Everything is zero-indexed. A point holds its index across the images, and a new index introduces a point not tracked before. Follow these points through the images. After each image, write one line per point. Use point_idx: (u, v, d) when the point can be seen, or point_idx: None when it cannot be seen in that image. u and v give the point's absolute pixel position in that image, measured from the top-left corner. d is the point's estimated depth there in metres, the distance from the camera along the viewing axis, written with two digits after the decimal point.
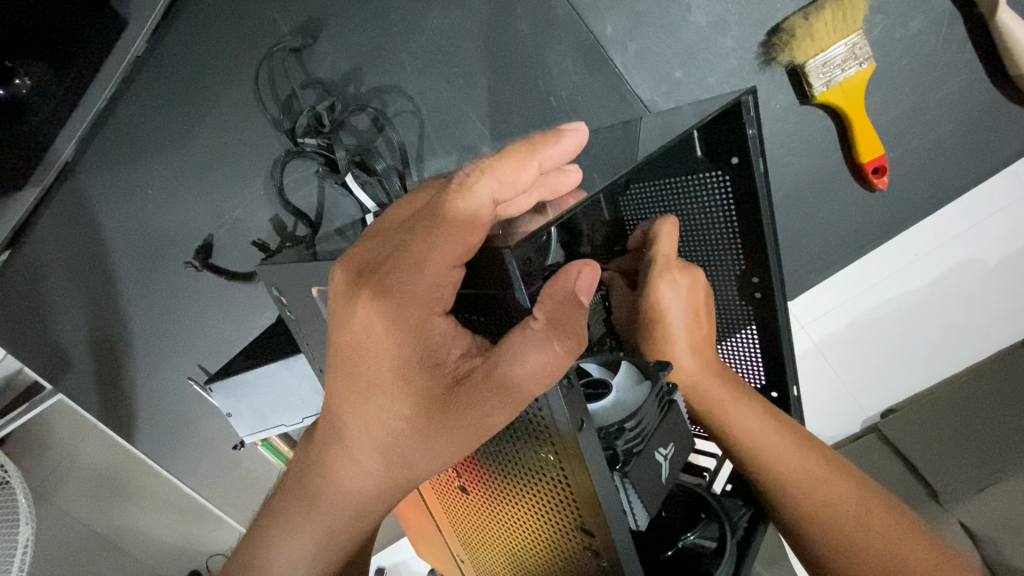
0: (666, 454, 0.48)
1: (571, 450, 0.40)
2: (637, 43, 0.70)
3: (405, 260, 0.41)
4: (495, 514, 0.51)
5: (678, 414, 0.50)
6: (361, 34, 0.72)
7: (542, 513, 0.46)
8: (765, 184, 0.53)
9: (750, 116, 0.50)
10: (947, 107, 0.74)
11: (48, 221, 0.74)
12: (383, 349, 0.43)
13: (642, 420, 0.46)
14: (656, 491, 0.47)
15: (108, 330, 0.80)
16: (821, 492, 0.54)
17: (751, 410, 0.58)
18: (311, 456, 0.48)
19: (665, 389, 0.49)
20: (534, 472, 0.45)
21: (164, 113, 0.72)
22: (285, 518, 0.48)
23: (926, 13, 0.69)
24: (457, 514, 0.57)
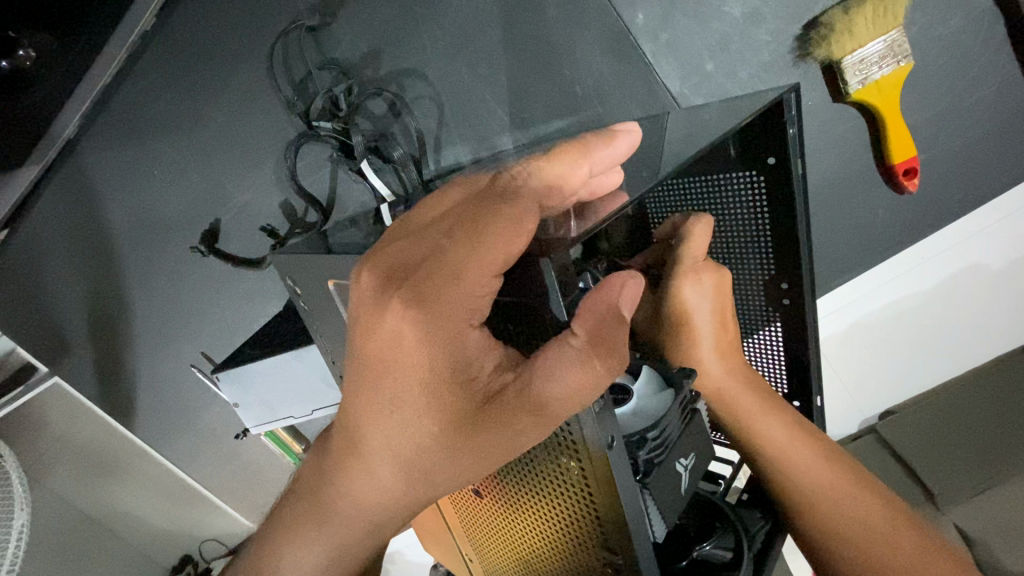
0: (688, 465, 0.46)
1: (599, 466, 0.38)
2: (668, 32, 0.67)
3: (442, 267, 0.39)
4: (511, 520, 0.50)
5: (701, 424, 0.48)
6: (381, 14, 0.69)
7: (562, 525, 0.45)
8: (803, 188, 0.51)
9: (792, 115, 0.48)
10: (982, 109, 0.72)
11: (49, 200, 0.71)
12: (409, 365, 0.40)
13: (665, 430, 0.44)
14: (677, 503, 0.46)
15: (108, 314, 0.78)
16: (848, 508, 0.54)
17: (778, 425, 0.56)
18: (326, 464, 0.46)
19: (689, 397, 0.48)
20: (554, 483, 0.43)
21: (172, 92, 0.69)
22: (298, 524, 0.47)
23: (966, 11, 0.66)
24: (469, 516, 0.55)
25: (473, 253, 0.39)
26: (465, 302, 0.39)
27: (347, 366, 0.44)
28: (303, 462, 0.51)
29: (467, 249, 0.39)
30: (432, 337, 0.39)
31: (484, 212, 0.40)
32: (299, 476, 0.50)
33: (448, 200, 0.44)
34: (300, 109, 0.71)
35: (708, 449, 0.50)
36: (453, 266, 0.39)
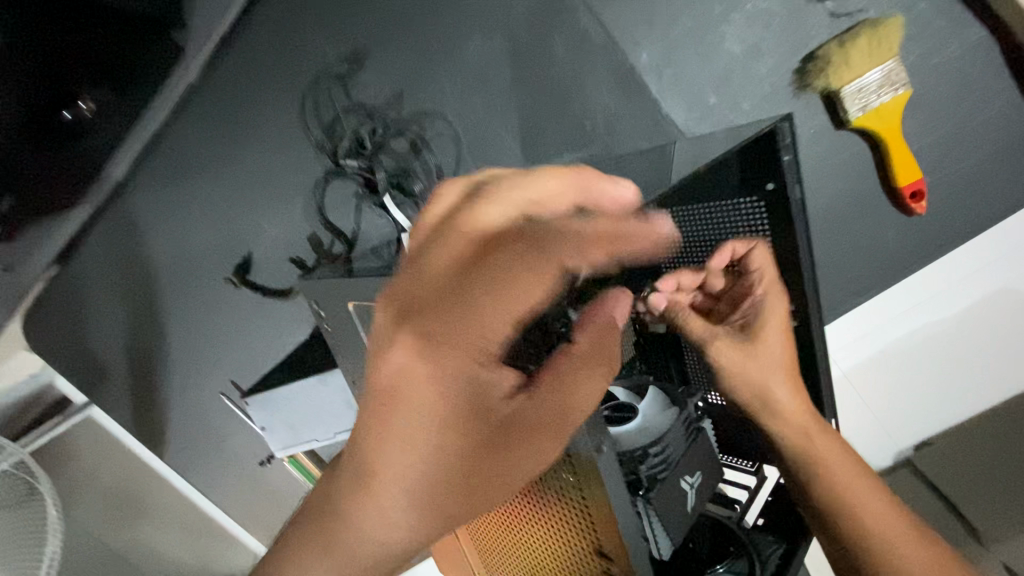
0: (694, 483, 0.47)
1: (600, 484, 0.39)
2: (673, 69, 0.68)
3: (466, 293, 0.40)
4: (517, 532, 0.50)
5: (706, 443, 0.49)
6: (403, 61, 0.74)
7: (562, 535, 0.46)
8: (802, 212, 0.52)
9: (786, 141, 0.50)
10: (1001, 130, 0.68)
11: (95, 238, 0.78)
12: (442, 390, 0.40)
13: (667, 446, 0.45)
14: (682, 520, 0.47)
15: (143, 342, 0.83)
16: (913, 553, 0.49)
17: (830, 452, 0.53)
18: (336, 499, 0.43)
19: (692, 414, 0.49)
20: (553, 492, 0.45)
21: (209, 138, 0.76)
22: (303, 573, 0.42)
23: (960, 40, 0.64)
24: (481, 532, 0.56)
25: (505, 286, 0.40)
26: (488, 332, 0.40)
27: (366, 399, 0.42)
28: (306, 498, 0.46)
29: (497, 277, 0.40)
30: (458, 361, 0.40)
31: (515, 244, 0.41)
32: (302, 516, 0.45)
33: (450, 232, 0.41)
34: (328, 147, 0.77)
35: (716, 470, 0.50)
36: (479, 296, 0.40)
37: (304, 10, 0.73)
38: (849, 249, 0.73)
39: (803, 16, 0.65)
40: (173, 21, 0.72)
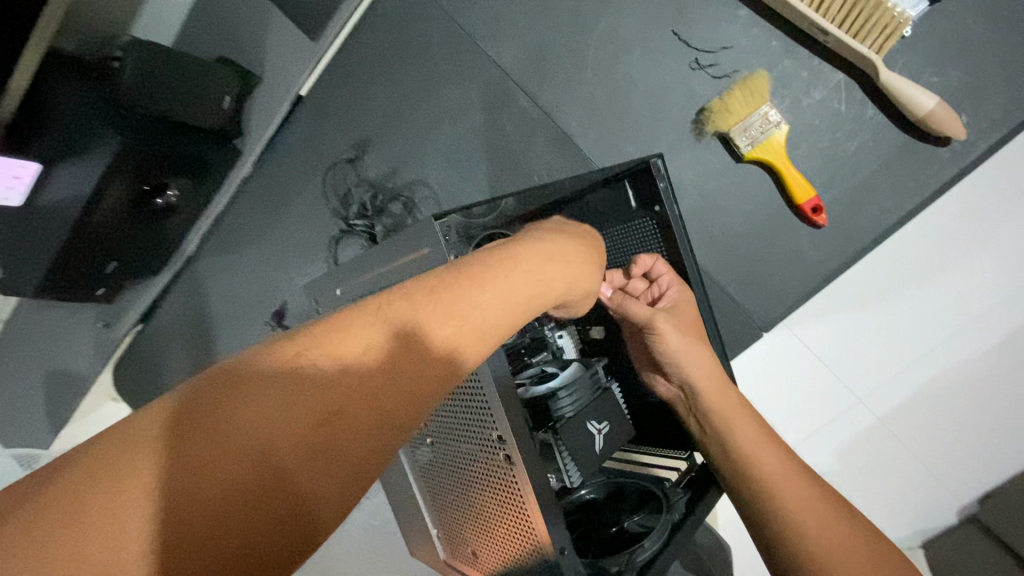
0: (602, 429, 0.59)
1: (498, 409, 0.51)
2: (595, 130, 0.88)
3: (473, 267, 0.46)
4: (463, 474, 0.58)
5: (613, 400, 0.61)
6: (396, 146, 0.97)
7: (490, 466, 0.54)
8: (682, 226, 0.66)
9: (660, 172, 0.66)
10: (888, 154, 0.79)
11: (175, 294, 1.12)
12: (443, 323, 0.41)
13: (575, 392, 0.60)
14: (590, 458, 0.57)
15: (200, 370, 1.11)
16: (789, 496, 0.56)
17: (738, 415, 0.61)
18: (217, 400, 0.35)
19: (600, 379, 0.64)
20: (478, 424, 0.54)
21: (258, 215, 1.05)
22: (109, 496, 0.31)
23: (824, 85, 0.80)
24: (436, 487, 0.62)
25: (510, 266, 0.48)
26: (478, 295, 0.44)
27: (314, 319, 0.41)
28: (139, 419, 0.34)
29: (506, 264, 0.48)
30: (446, 309, 0.42)
31: (527, 247, 0.51)
32: (130, 435, 0.33)
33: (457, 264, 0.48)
34: (342, 213, 0.99)
35: (628, 428, 0.62)
36: (479, 268, 0.46)
37: (328, 117, 1.00)
38: (770, 261, 0.84)
39: (691, 80, 0.83)
40: (233, 132, 0.97)
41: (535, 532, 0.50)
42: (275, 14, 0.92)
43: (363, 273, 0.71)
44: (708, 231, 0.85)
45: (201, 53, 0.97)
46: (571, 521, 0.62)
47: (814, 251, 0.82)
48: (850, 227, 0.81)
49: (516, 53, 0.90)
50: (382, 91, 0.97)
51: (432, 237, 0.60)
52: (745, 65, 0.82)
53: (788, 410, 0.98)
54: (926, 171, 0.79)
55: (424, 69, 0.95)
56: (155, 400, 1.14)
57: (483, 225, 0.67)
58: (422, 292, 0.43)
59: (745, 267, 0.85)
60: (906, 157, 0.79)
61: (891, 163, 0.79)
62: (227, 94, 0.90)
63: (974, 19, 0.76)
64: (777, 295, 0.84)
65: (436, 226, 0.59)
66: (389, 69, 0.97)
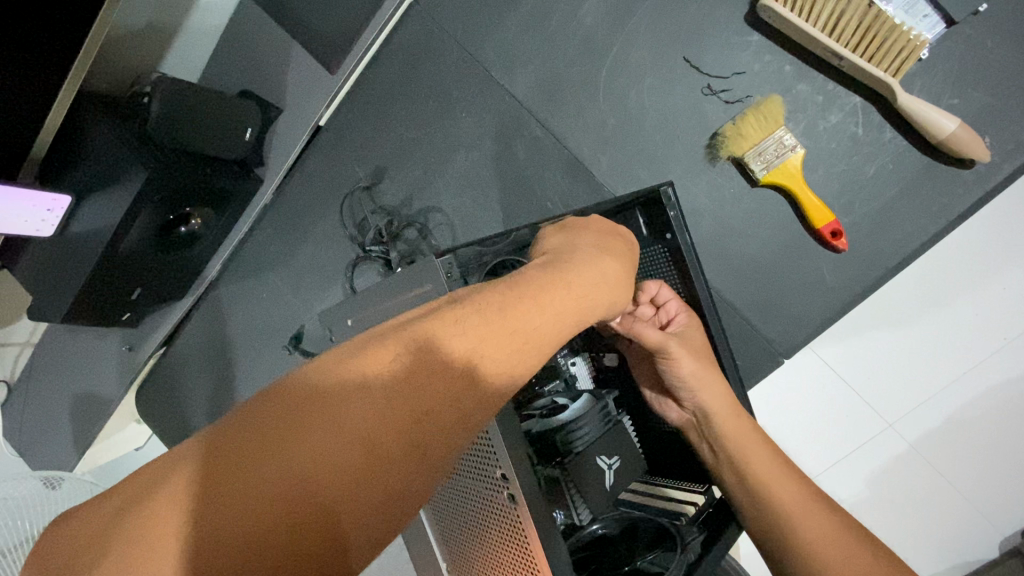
0: (612, 464, 0.58)
1: (501, 448, 0.51)
2: (608, 157, 0.88)
3: (521, 290, 0.47)
4: (474, 514, 0.56)
5: (625, 434, 0.60)
6: (412, 173, 0.99)
7: (497, 507, 0.53)
8: (693, 254, 0.66)
9: (671, 201, 0.66)
10: (908, 177, 0.78)
11: (197, 319, 1.15)
12: (489, 346, 0.43)
13: (584, 427, 0.60)
14: (599, 494, 0.57)
15: (220, 394, 1.13)
16: (807, 525, 0.54)
17: (749, 441, 0.59)
18: (267, 426, 0.36)
19: (611, 412, 0.63)
20: (483, 461, 0.53)
21: (279, 241, 1.07)
22: (155, 528, 0.32)
23: (839, 108, 0.79)
24: (447, 526, 0.60)
25: (560, 290, 0.49)
26: (526, 322, 0.45)
27: (370, 333, 0.43)
28: (186, 450, 0.35)
29: (557, 287, 0.49)
30: (492, 335, 0.43)
31: (577, 268, 0.52)
32: (175, 469, 0.34)
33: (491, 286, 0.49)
34: (358, 239, 1.01)
35: (639, 463, 0.61)
36: (531, 290, 0.48)
37: (346, 146, 1.03)
38: (789, 287, 0.82)
39: (703, 106, 0.83)
40: (254, 161, 0.99)
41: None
42: (296, 49, 0.95)
43: (376, 302, 0.71)
44: (724, 257, 0.84)
45: (226, 88, 1.01)
46: (580, 558, 0.59)
47: (834, 276, 0.80)
48: (869, 252, 0.79)
49: (529, 81, 0.92)
50: (399, 120, 1.00)
51: (431, 273, 0.61)
52: (757, 91, 0.81)
53: (807, 438, 0.95)
54: (949, 194, 0.77)
55: (439, 99, 0.97)
56: (177, 423, 1.16)
57: (495, 251, 0.68)
58: (472, 316, 0.44)
59: (762, 292, 0.83)
60: (929, 179, 0.77)
61: (913, 186, 0.78)
62: (251, 126, 0.93)
63: (995, 40, 0.75)
64: (797, 321, 0.82)
65: (437, 263, 0.60)
66: (405, 100, 0.99)
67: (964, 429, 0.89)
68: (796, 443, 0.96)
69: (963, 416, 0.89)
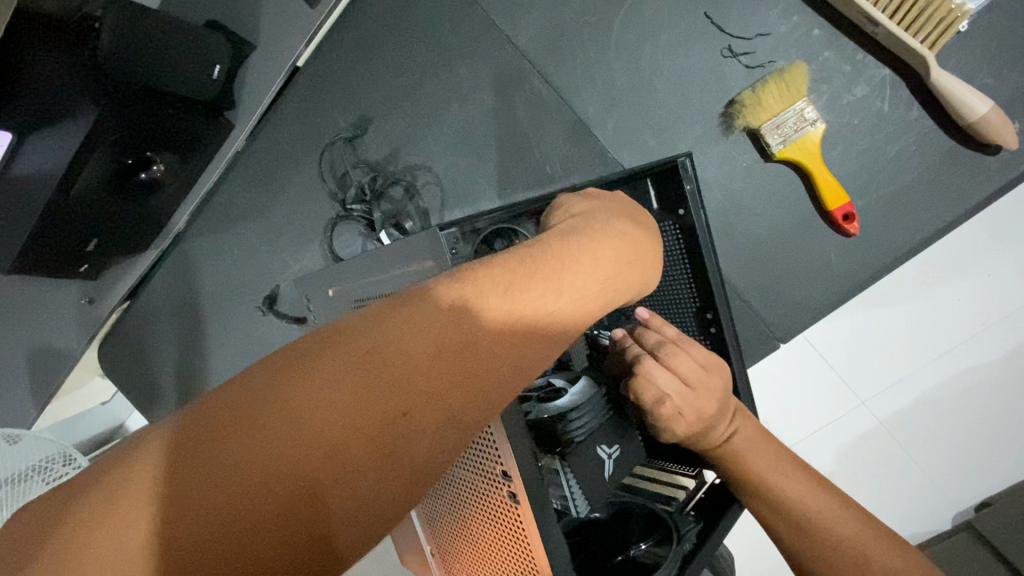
0: (612, 454, 0.56)
1: (503, 444, 0.46)
2: (614, 120, 0.81)
3: (537, 265, 0.42)
4: (466, 509, 0.53)
5: (627, 422, 0.58)
6: (400, 126, 0.91)
7: (492, 506, 0.49)
8: (709, 233, 0.61)
9: (688, 174, 0.61)
10: (929, 160, 0.73)
11: (163, 272, 1.07)
12: (507, 323, 0.38)
13: (586, 414, 0.55)
14: (600, 485, 0.55)
15: (190, 353, 1.07)
16: (816, 509, 0.53)
17: (754, 439, 0.57)
18: (254, 394, 0.31)
19: (613, 398, 0.59)
20: (481, 456, 0.49)
21: (253, 192, 0.99)
22: (127, 502, 0.28)
23: (867, 81, 0.73)
24: (435, 516, 0.57)
25: (582, 267, 0.44)
26: (543, 302, 0.40)
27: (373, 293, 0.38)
28: (161, 422, 0.31)
29: (582, 264, 0.44)
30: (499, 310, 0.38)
31: (600, 242, 0.47)
32: (149, 438, 0.30)
33: (497, 258, 0.42)
34: (339, 196, 0.93)
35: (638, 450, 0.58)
36: (549, 267, 0.42)
37: (327, 91, 0.93)
38: (794, 270, 0.78)
39: (721, 70, 0.77)
40: (225, 103, 0.88)
41: (538, 570, 0.47)
42: None
43: (363, 271, 0.66)
44: (730, 235, 0.80)
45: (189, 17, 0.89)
46: (574, 543, 0.58)
47: (841, 261, 0.77)
48: (880, 238, 0.76)
49: (533, 29, 0.83)
50: (387, 66, 0.90)
51: (433, 247, 0.56)
52: (782, 56, 0.75)
53: (796, 421, 0.95)
54: (970, 181, 0.73)
55: (431, 45, 0.88)
56: (143, 381, 1.10)
57: (492, 217, 0.61)
58: (490, 280, 0.39)
59: (765, 275, 0.79)
60: (950, 165, 0.73)
61: (934, 170, 0.73)
62: (219, 62, 0.82)
63: None
64: (799, 306, 0.79)
65: (442, 236, 0.55)
66: (393, 42, 0.90)
67: (949, 416, 0.88)
68: (781, 423, 0.95)
69: (945, 397, 0.88)
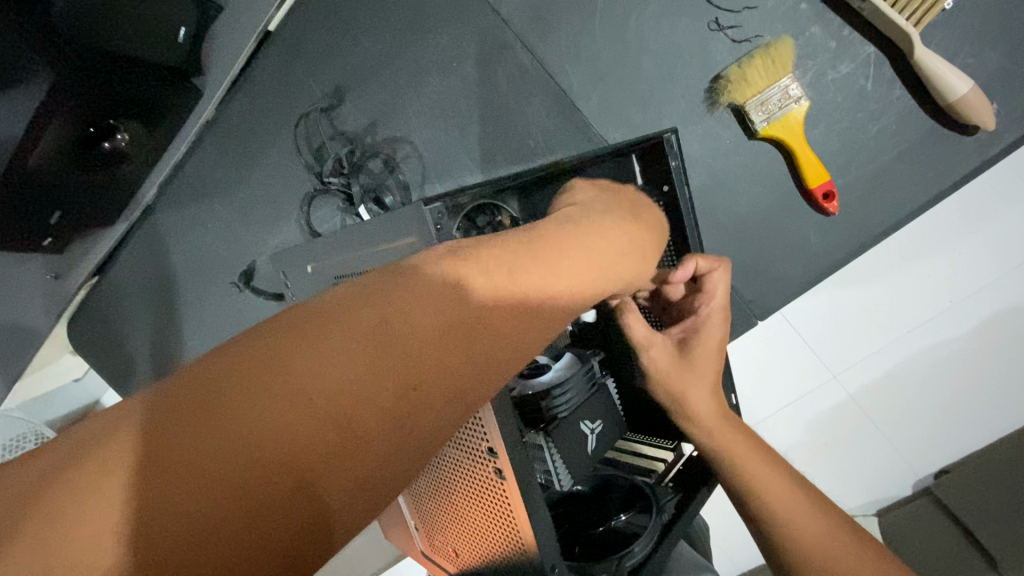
0: (595, 429, 0.56)
1: (488, 423, 0.46)
2: (599, 93, 0.80)
3: (542, 250, 0.41)
4: (451, 480, 0.53)
5: (609, 397, 0.58)
6: (379, 97, 0.88)
7: (476, 479, 0.50)
8: (692, 211, 0.61)
9: (674, 150, 0.59)
10: (908, 140, 0.74)
11: (133, 247, 1.03)
12: (512, 304, 0.37)
13: (570, 391, 0.55)
14: (582, 460, 0.55)
15: (166, 331, 1.04)
16: (800, 517, 0.55)
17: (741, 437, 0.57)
18: (259, 366, 0.29)
19: (596, 373, 0.59)
20: (466, 431, 0.49)
21: (225, 165, 0.95)
22: (111, 468, 0.26)
23: (852, 58, 0.73)
24: (420, 486, 0.57)
25: (585, 253, 0.43)
26: (543, 286, 0.39)
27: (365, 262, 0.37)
28: (154, 389, 0.29)
29: (578, 250, 0.43)
30: (505, 291, 0.37)
31: (603, 229, 0.47)
32: (142, 406, 0.28)
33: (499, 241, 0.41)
34: (317, 169, 0.91)
35: (619, 424, 0.59)
36: (551, 250, 0.41)
37: (302, 58, 0.89)
38: (774, 248, 0.79)
39: (707, 43, 0.75)
40: (191, 70, 0.82)
41: (522, 542, 0.47)
42: None
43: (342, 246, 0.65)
44: (712, 213, 0.80)
45: None
46: (556, 513, 0.59)
47: (820, 239, 0.78)
48: (858, 218, 0.77)
49: None
50: (364, 33, 0.87)
51: (419, 223, 0.54)
52: (769, 30, 0.74)
53: (771, 395, 0.97)
54: (946, 162, 0.74)
55: (411, 11, 0.85)
56: (116, 360, 1.07)
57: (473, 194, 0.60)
58: (491, 251, 0.38)
59: (746, 253, 0.80)
60: (928, 146, 0.74)
61: (913, 150, 0.74)
62: (183, 24, 0.76)
63: None
64: (777, 284, 0.80)
65: (426, 211, 0.52)
66: (370, 7, 0.86)
67: (914, 390, 0.92)
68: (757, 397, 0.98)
69: (913, 372, 0.91)
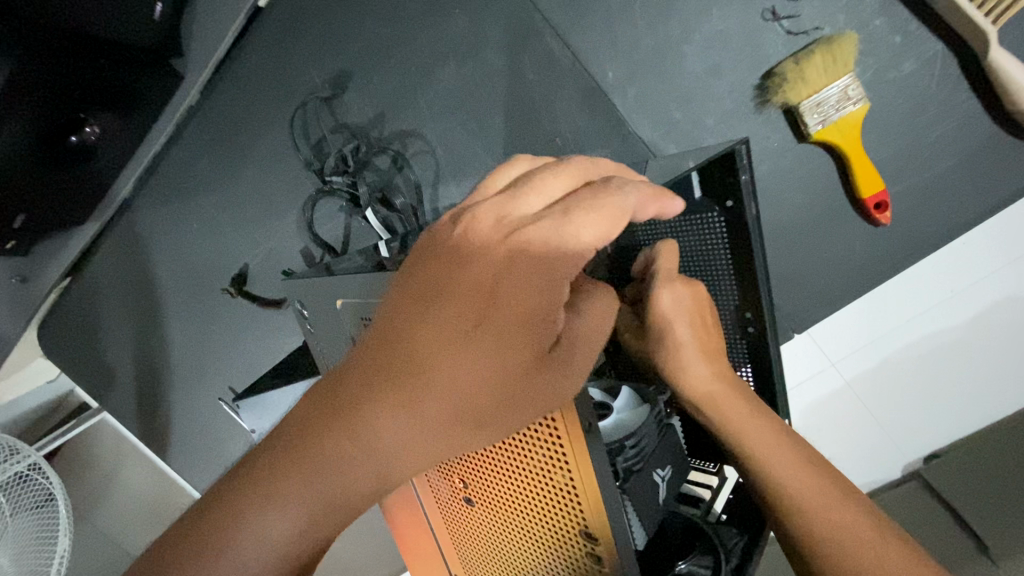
0: (665, 475, 0.50)
1: (582, 479, 0.36)
2: (636, 88, 0.72)
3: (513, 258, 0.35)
4: (511, 529, 0.44)
5: (675, 437, 0.52)
6: (388, 85, 0.78)
7: (550, 536, 0.41)
8: (759, 232, 0.54)
9: (744, 162, 0.52)
10: (966, 147, 0.69)
11: (106, 248, 0.92)
12: (513, 349, 0.36)
13: (642, 439, 0.48)
14: (655, 510, 0.49)
15: (151, 341, 0.95)
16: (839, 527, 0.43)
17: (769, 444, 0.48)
18: (266, 472, 0.34)
19: (662, 413, 0.52)
20: (539, 480, 0.40)
21: (211, 158, 0.84)
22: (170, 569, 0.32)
23: (917, 55, 0.67)
24: (465, 527, 0.48)
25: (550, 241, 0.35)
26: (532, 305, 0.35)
27: (397, 284, 0.38)
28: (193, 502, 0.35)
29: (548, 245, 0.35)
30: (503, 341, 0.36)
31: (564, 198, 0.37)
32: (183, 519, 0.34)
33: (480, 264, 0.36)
34: (317, 165, 0.82)
35: (683, 462, 0.54)
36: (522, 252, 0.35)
37: (298, 38, 0.79)
38: (819, 260, 0.74)
39: (760, 35, 0.68)
40: (170, 50, 0.72)
41: None
42: None
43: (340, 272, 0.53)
44: None
45: None
46: None
47: (866, 251, 0.73)
48: (907, 229, 0.72)
49: None
50: (370, 12, 0.77)
51: None
52: (830, 22, 0.67)
53: None
54: (1001, 172, 0.70)
55: None
56: (92, 371, 0.98)
57: None
58: (491, 279, 0.36)
59: (789, 264, 0.75)
60: (986, 154, 0.69)
61: (971, 158, 0.69)
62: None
63: None
64: (818, 297, 0.75)
65: None
66: None
67: None
68: None
69: None
